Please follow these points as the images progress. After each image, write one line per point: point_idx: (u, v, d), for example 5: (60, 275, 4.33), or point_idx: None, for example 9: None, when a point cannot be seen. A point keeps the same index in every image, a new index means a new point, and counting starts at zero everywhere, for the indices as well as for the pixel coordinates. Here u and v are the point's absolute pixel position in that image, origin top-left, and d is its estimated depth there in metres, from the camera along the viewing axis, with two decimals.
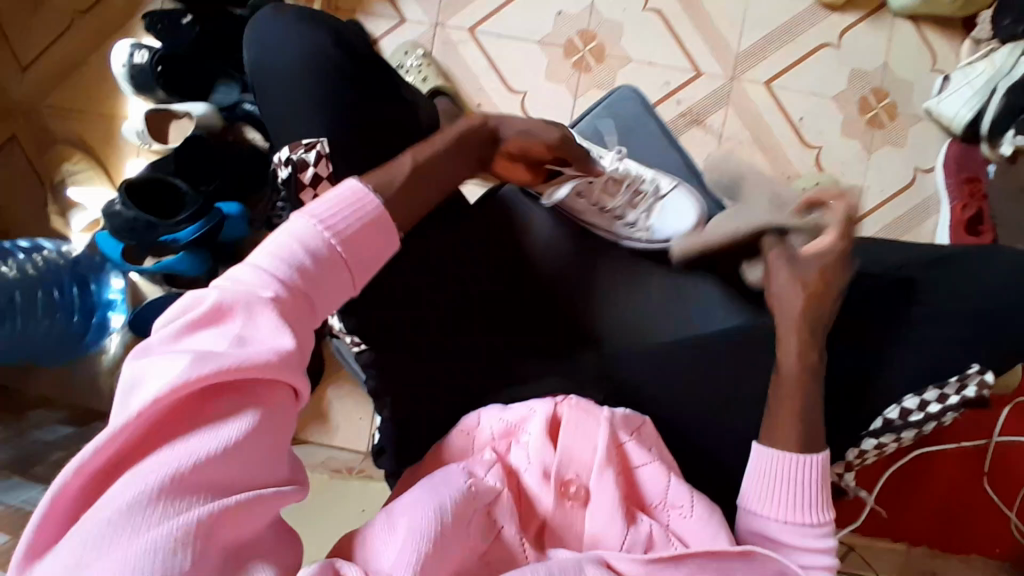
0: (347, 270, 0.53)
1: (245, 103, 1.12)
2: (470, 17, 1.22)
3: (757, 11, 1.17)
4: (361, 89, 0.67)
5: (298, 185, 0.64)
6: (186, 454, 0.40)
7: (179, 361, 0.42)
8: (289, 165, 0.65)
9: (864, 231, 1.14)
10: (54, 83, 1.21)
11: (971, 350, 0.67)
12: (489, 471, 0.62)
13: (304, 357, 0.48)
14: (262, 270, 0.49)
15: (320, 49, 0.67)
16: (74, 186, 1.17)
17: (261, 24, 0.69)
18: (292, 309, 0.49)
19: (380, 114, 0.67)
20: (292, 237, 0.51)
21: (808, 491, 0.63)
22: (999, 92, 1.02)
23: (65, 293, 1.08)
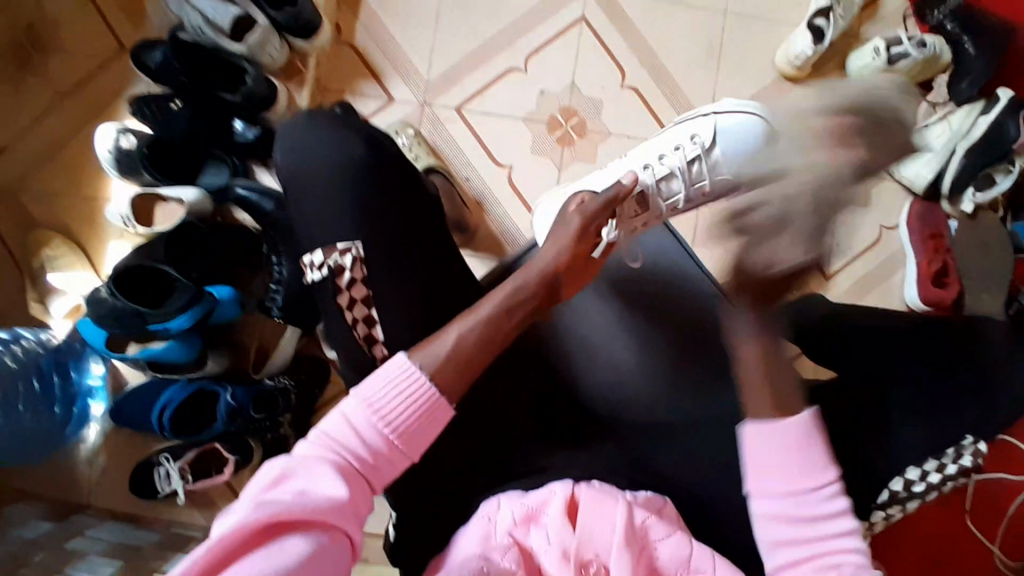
0: (397, 447, 0.63)
1: (237, 187, 1.11)
2: (458, 95, 1.26)
3: (728, 85, 1.25)
4: (381, 181, 0.80)
5: (336, 288, 0.78)
6: (251, 575, 0.50)
7: (258, 500, 0.55)
8: (325, 268, 0.77)
9: (837, 288, 1.20)
10: (33, 166, 1.18)
11: (963, 419, 0.74)
12: (505, 554, 0.63)
13: (354, 510, 0.59)
14: (327, 437, 0.62)
15: (351, 152, 0.80)
16: (56, 272, 1.12)
17: (289, 130, 0.83)
18: (347, 470, 0.61)
19: (401, 202, 0.80)
20: (346, 410, 0.63)
21: (807, 457, 0.65)
22: (958, 153, 1.11)
23: (46, 384, 1.03)
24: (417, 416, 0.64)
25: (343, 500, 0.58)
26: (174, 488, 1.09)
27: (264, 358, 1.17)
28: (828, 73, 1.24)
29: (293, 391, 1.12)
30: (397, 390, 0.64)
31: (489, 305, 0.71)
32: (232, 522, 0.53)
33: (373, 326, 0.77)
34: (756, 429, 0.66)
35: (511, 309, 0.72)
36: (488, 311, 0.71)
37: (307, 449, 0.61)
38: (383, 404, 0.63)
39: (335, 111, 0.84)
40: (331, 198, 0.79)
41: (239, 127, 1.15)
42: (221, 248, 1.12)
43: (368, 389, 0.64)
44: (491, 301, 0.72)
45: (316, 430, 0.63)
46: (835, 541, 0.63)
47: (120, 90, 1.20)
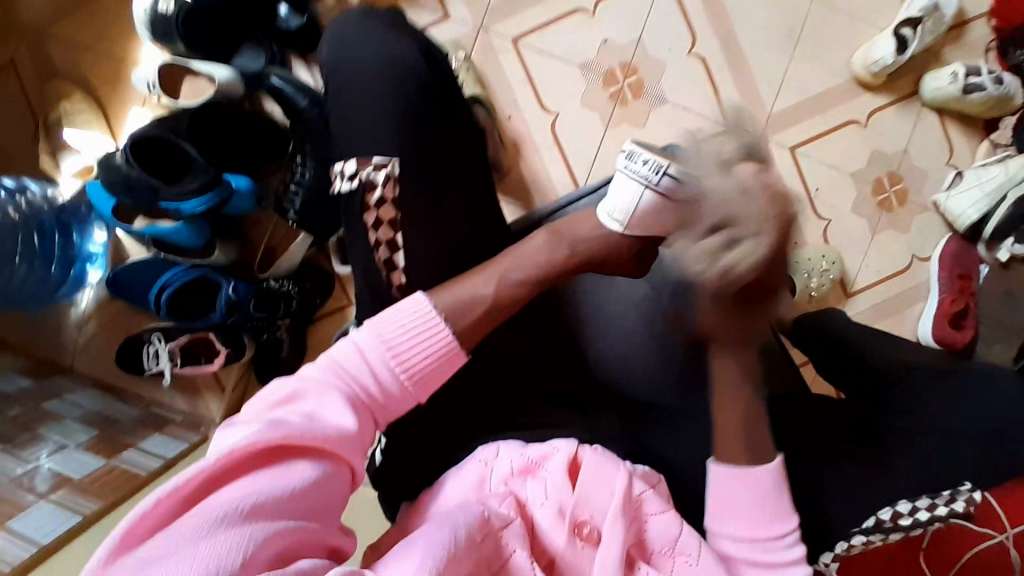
0: (411, 384, 0.63)
1: (272, 76, 1.05)
2: (517, 26, 1.19)
3: (795, 78, 1.19)
4: (434, 101, 0.75)
5: (364, 205, 0.73)
6: (254, 494, 0.49)
7: (261, 423, 0.53)
8: (357, 181, 0.73)
9: (856, 305, 1.20)
10: (60, 9, 1.09)
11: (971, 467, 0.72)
12: (502, 501, 0.62)
13: (362, 443, 0.59)
14: (335, 368, 0.61)
15: (411, 65, 0.74)
16: (68, 126, 1.07)
17: (344, 25, 0.76)
18: (358, 401, 0.60)
19: (451, 132, 0.76)
20: (360, 338, 0.62)
21: (759, 509, 0.66)
22: (1008, 199, 1.09)
23: (46, 241, 1.00)
24: (434, 355, 0.64)
25: (353, 432, 0.57)
26: (161, 368, 1.07)
27: (272, 258, 1.14)
28: (899, 86, 1.19)
29: (296, 298, 1.10)
30: (420, 332, 0.63)
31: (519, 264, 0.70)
32: (241, 437, 0.52)
33: (396, 252, 0.73)
34: (720, 469, 0.67)
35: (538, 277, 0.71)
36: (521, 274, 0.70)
37: (314, 377, 0.60)
38: (406, 343, 0.63)
39: (400, 14, 0.79)
40: (380, 112, 0.74)
41: (282, 12, 1.09)
42: (248, 138, 1.07)
43: (391, 323, 0.63)
44: (518, 258, 0.71)
45: (331, 355, 0.62)
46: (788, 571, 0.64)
47: None
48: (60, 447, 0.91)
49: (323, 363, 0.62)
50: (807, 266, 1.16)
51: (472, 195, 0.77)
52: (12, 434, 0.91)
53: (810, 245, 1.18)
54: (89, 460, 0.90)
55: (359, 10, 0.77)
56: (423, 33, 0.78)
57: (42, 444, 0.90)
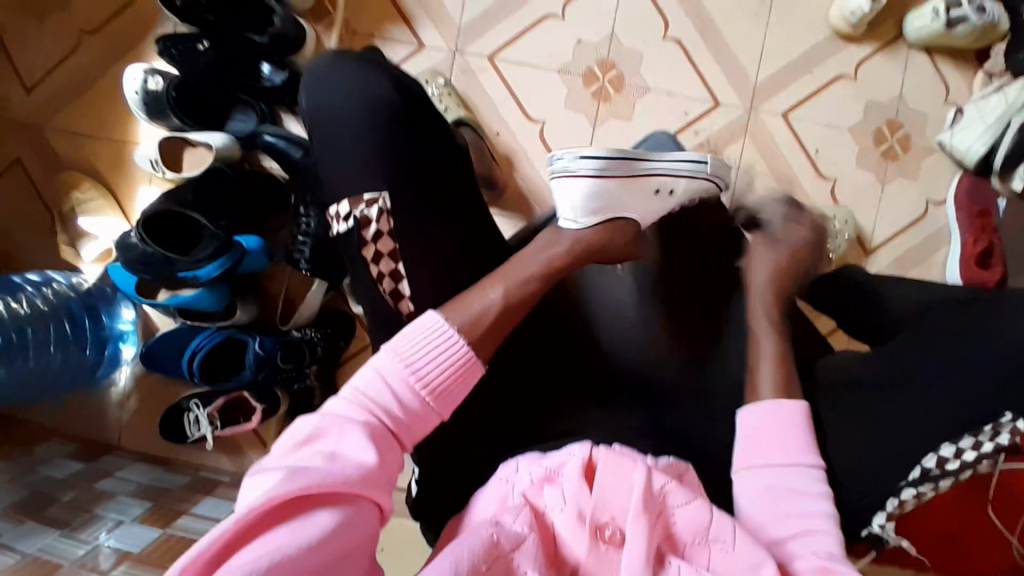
0: (431, 408, 0.64)
1: (265, 134, 1.08)
2: (490, 43, 1.21)
3: (775, 43, 1.18)
4: (412, 134, 0.77)
5: (361, 241, 0.75)
6: (277, 549, 0.51)
7: (282, 474, 0.54)
8: (352, 220, 0.75)
9: (876, 263, 1.18)
10: (59, 106, 1.15)
11: None
12: (517, 517, 0.63)
13: (386, 473, 0.60)
14: (354, 402, 0.62)
15: (386, 103, 0.76)
16: (84, 215, 1.11)
17: (315, 77, 0.78)
18: (380, 432, 0.61)
19: (434, 160, 0.78)
20: (377, 367, 0.63)
21: (790, 435, 0.69)
22: (1014, 125, 1.06)
23: (77, 327, 1.05)
24: (450, 378, 0.65)
25: (374, 464, 0.59)
26: (203, 433, 1.11)
27: (292, 308, 1.17)
28: (883, 32, 1.17)
29: (320, 342, 1.13)
30: (433, 354, 0.64)
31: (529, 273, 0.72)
32: (265, 489, 0.54)
33: (400, 281, 0.75)
34: (753, 411, 0.71)
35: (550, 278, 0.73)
36: (529, 284, 0.71)
37: (335, 412, 0.61)
38: (419, 366, 0.64)
39: (367, 54, 0.80)
40: (362, 156, 0.76)
41: (266, 71, 1.10)
42: (251, 196, 1.10)
43: (405, 350, 0.64)
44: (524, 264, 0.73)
45: (349, 388, 0.63)
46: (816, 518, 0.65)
47: (144, 26, 1.14)
48: (118, 523, 0.94)
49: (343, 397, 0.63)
50: (820, 228, 1.13)
51: (465, 216, 0.78)
52: (70, 518, 0.94)
53: (818, 208, 1.16)
54: (143, 531, 0.93)
55: (327, 57, 0.79)
56: (394, 66, 0.80)
57: (100, 523, 0.94)
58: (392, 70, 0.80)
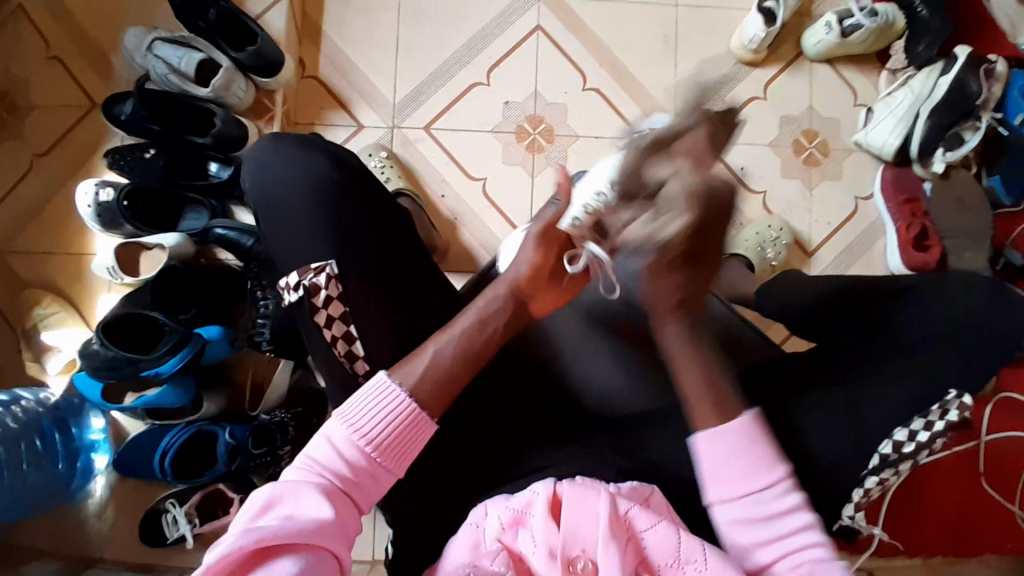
0: (384, 464, 0.65)
1: (217, 228, 1.12)
2: (425, 115, 1.27)
3: (687, 77, 1.27)
4: (355, 197, 0.80)
5: (312, 307, 0.75)
6: None
7: (236, 534, 0.56)
8: (300, 289, 0.75)
9: (823, 264, 1.22)
10: (15, 226, 1.19)
11: (944, 381, 0.75)
12: (494, 559, 0.64)
13: (343, 530, 0.61)
14: (308, 466, 0.63)
15: (323, 171, 0.80)
16: (47, 330, 1.14)
17: (262, 154, 0.82)
18: (335, 492, 0.62)
19: (379, 216, 0.81)
20: (329, 431, 0.65)
21: (746, 457, 0.66)
22: (923, 115, 1.14)
23: (47, 442, 1.04)
24: (400, 433, 0.66)
25: (330, 521, 0.60)
26: (182, 532, 1.09)
27: (260, 394, 1.19)
28: (784, 53, 1.26)
29: (292, 424, 1.13)
30: (382, 413, 0.66)
31: (467, 317, 0.73)
32: (221, 550, 0.55)
33: (354, 343, 0.75)
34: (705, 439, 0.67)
35: (482, 321, 0.73)
36: (468, 324, 0.72)
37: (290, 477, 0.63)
38: (367, 427, 0.65)
39: (307, 136, 0.85)
40: (305, 223, 0.78)
41: (214, 169, 1.16)
42: (209, 290, 1.12)
43: (356, 415, 0.65)
44: (466, 312, 0.73)
45: (303, 455, 0.64)
46: (799, 537, 0.64)
47: (94, 142, 1.22)
48: None
49: (297, 462, 0.64)
50: (759, 238, 1.18)
51: (405, 268, 0.81)
52: None
53: (757, 220, 1.22)
54: None
55: (270, 137, 0.83)
56: (331, 144, 0.85)
57: None
58: (330, 146, 0.85)
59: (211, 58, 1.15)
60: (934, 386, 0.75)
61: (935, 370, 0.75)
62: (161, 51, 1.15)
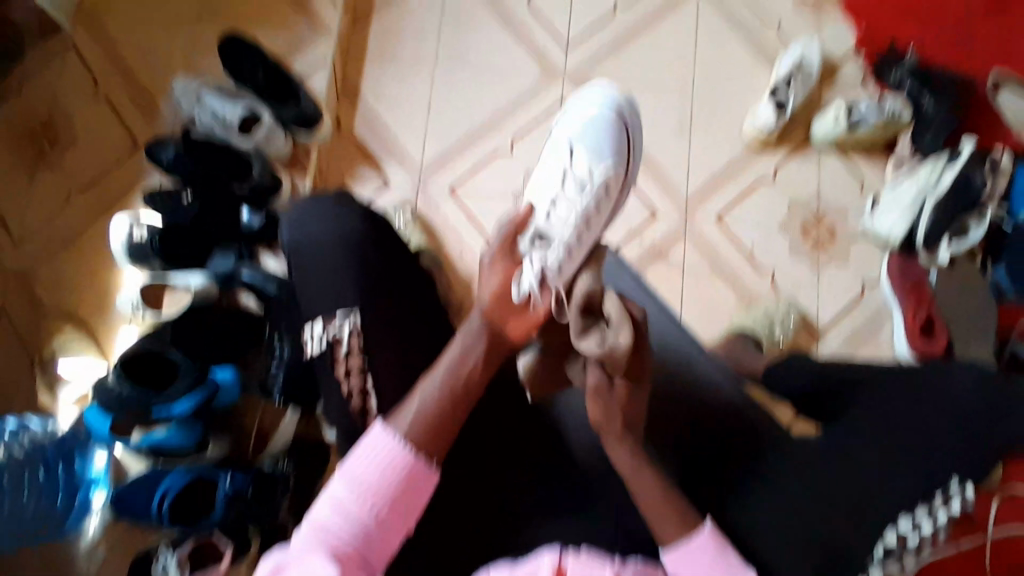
0: (385, 515, 0.65)
1: (242, 272, 1.15)
2: (449, 177, 1.33)
3: (701, 157, 1.33)
4: (381, 252, 0.83)
5: (334, 359, 0.77)
6: None
7: None
8: (325, 339, 0.77)
9: (828, 345, 1.25)
10: (45, 256, 1.23)
11: (952, 470, 0.75)
12: None
13: None
14: (312, 527, 0.65)
15: (354, 226, 0.84)
16: (64, 355, 1.18)
17: (298, 208, 0.87)
18: (338, 550, 0.62)
19: (403, 270, 0.84)
20: (330, 490, 0.67)
21: (716, 569, 0.68)
22: (928, 207, 1.19)
23: (50, 474, 1.04)
24: (398, 482, 0.66)
25: None
26: None
27: (264, 441, 1.20)
28: (794, 141, 1.33)
29: (293, 475, 1.12)
30: (378, 462, 0.67)
31: (452, 357, 0.73)
32: None
33: (368, 398, 0.77)
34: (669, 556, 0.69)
35: (470, 362, 0.73)
36: (453, 365, 0.72)
37: (296, 543, 0.64)
38: (365, 478, 0.66)
39: (342, 194, 0.89)
40: (334, 273, 0.81)
41: (244, 214, 1.21)
42: (230, 333, 1.14)
43: (351, 467, 0.66)
44: (452, 352, 0.73)
45: (308, 520, 0.66)
46: None
47: (131, 181, 1.27)
48: None
49: (304, 528, 0.66)
50: (767, 315, 1.22)
51: (423, 320, 0.83)
52: None
53: (764, 297, 1.25)
54: None
55: (308, 194, 0.88)
56: (366, 203, 0.88)
57: None
58: (364, 203, 0.89)
59: (254, 111, 1.24)
60: (939, 473, 0.75)
61: (938, 460, 0.76)
62: (208, 101, 1.23)
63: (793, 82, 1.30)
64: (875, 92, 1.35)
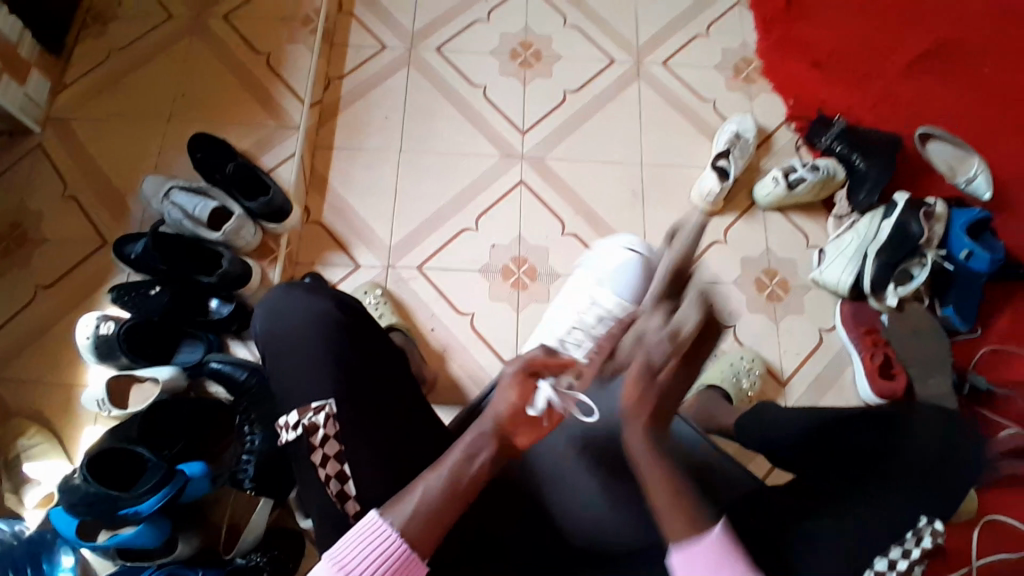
0: None
1: (212, 360, 1.16)
2: (418, 257, 1.38)
3: (655, 222, 1.41)
4: (353, 339, 0.84)
5: (310, 446, 0.76)
6: None
7: None
8: (300, 428, 0.77)
9: (794, 393, 1.28)
10: (6, 358, 1.22)
11: (922, 506, 0.76)
12: None
13: None
14: None
15: (327, 312, 0.86)
16: (30, 461, 1.13)
17: (273, 297, 0.89)
18: None
19: (375, 352, 0.85)
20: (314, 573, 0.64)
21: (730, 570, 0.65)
22: (871, 255, 1.27)
23: (19, 574, 0.99)
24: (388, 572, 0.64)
25: None
26: None
27: (236, 535, 1.15)
28: (740, 203, 1.42)
29: (267, 567, 1.09)
30: (370, 552, 0.65)
31: (455, 450, 0.71)
32: None
33: (346, 482, 0.75)
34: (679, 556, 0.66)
35: (476, 450, 0.71)
36: (457, 456, 0.70)
37: None
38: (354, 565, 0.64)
39: (315, 283, 0.92)
40: (307, 359, 0.81)
41: (215, 305, 1.22)
42: (198, 425, 1.14)
43: (341, 554, 0.64)
44: (457, 445, 0.72)
45: None
46: None
47: (100, 278, 1.29)
48: None
49: None
50: (734, 369, 1.24)
51: (391, 391, 0.83)
52: None
53: (729, 351, 1.29)
54: None
55: (282, 283, 0.91)
56: (339, 291, 0.91)
57: None
58: (338, 293, 0.91)
59: (224, 206, 1.27)
60: (908, 514, 0.76)
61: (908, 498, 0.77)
62: (176, 198, 1.26)
63: (733, 152, 1.40)
64: (810, 157, 1.47)
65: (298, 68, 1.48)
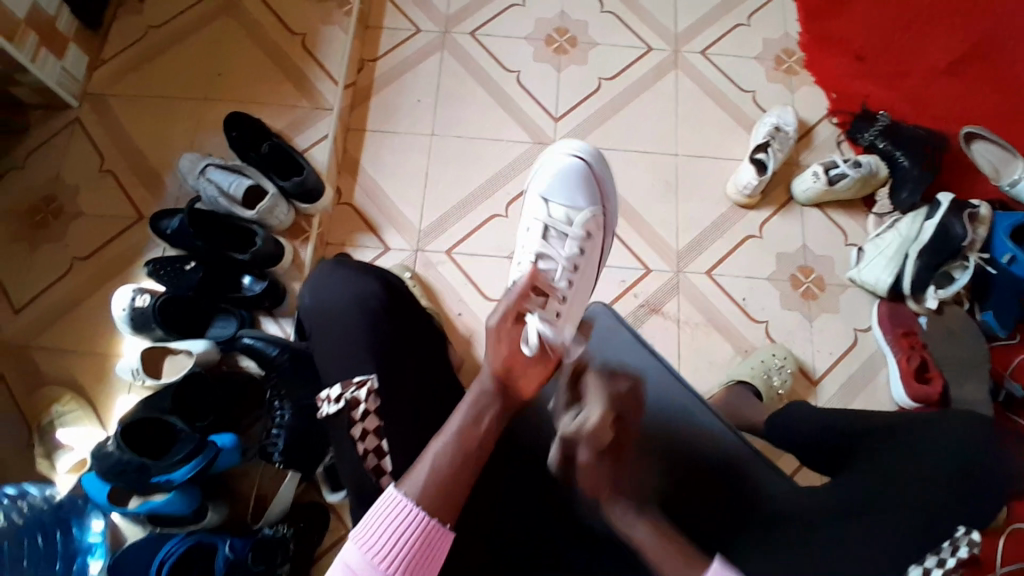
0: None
1: (243, 336, 1.16)
2: (446, 241, 1.38)
3: (688, 215, 1.38)
4: (392, 318, 0.86)
5: (350, 420, 0.76)
6: None
7: None
8: (341, 401, 0.77)
9: (824, 393, 1.25)
10: (46, 326, 1.25)
11: (957, 514, 0.75)
12: None
13: None
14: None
15: (373, 292, 0.88)
16: (64, 427, 1.16)
17: (322, 275, 0.93)
18: None
19: (410, 334, 0.86)
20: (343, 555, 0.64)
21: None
22: (912, 256, 1.24)
23: (49, 539, 1.01)
24: (414, 543, 0.64)
25: None
26: None
27: (264, 505, 1.18)
28: (776, 197, 1.39)
29: (292, 540, 1.10)
30: (394, 528, 0.64)
31: (456, 416, 0.71)
32: None
33: (383, 457, 0.74)
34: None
35: (478, 414, 0.72)
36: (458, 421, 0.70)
37: None
38: (378, 542, 0.64)
39: (365, 264, 0.94)
40: (344, 338, 0.83)
41: (247, 282, 1.24)
42: (227, 398, 1.17)
43: (365, 532, 0.64)
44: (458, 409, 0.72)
45: None
46: None
47: (137, 252, 1.31)
48: None
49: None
50: (764, 366, 1.22)
51: (420, 373, 0.83)
52: None
53: (759, 348, 1.27)
54: None
55: (333, 260, 0.95)
56: (385, 271, 0.94)
57: None
58: (384, 274, 0.93)
59: (259, 184, 1.27)
60: (942, 521, 0.74)
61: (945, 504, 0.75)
62: (212, 175, 1.28)
63: (772, 144, 1.36)
64: (851, 153, 1.43)
65: (333, 49, 1.48)
